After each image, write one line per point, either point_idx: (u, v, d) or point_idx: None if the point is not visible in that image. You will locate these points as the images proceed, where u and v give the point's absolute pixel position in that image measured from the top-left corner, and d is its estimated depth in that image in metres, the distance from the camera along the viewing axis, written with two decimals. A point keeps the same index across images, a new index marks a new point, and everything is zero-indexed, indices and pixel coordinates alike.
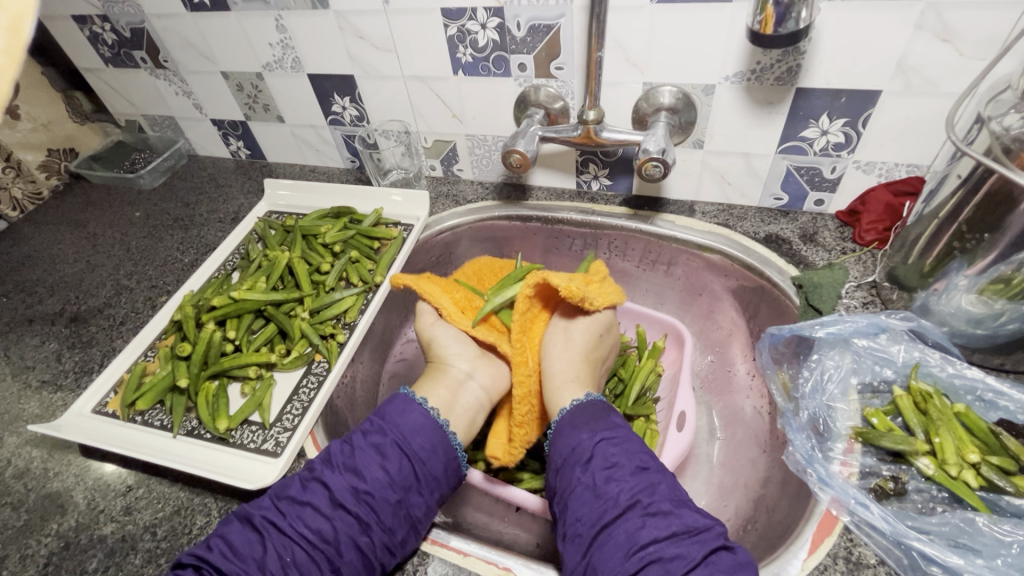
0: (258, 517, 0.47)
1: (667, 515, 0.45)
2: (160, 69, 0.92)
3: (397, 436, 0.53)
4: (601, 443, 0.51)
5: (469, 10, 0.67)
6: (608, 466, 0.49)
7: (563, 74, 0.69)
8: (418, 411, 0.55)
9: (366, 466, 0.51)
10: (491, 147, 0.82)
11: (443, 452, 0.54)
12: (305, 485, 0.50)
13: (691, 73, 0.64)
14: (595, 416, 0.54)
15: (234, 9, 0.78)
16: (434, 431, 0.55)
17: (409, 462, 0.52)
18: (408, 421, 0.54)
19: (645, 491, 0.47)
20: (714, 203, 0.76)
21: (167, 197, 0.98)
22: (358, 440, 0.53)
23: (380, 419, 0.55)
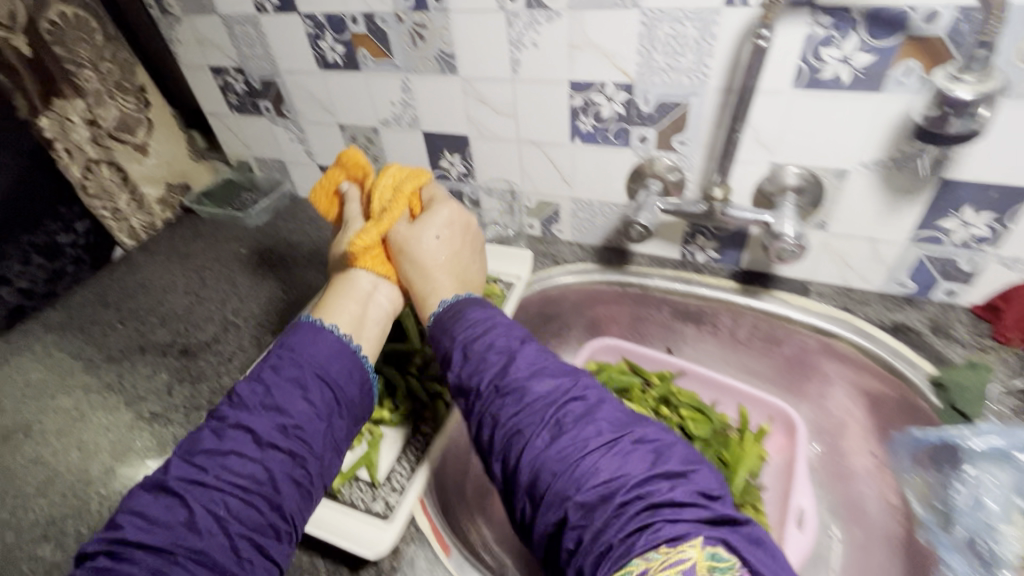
0: (172, 479, 0.44)
1: (641, 487, 0.39)
2: (281, 118, 0.97)
3: (315, 368, 0.51)
4: (536, 377, 0.47)
5: (598, 84, 0.68)
6: (565, 414, 0.44)
7: (685, 148, 0.70)
8: (328, 341, 0.53)
9: (285, 400, 0.48)
10: (596, 211, 0.83)
11: (343, 361, 0.53)
12: (220, 434, 0.47)
13: (825, 156, 0.63)
14: (489, 326, 0.53)
15: (364, 69, 0.82)
16: (324, 337, 0.53)
17: (331, 391, 0.51)
18: (303, 350, 0.52)
19: (607, 460, 0.41)
20: (830, 284, 0.74)
21: (270, 236, 1.02)
22: (268, 377, 0.50)
23: (289, 352, 0.52)
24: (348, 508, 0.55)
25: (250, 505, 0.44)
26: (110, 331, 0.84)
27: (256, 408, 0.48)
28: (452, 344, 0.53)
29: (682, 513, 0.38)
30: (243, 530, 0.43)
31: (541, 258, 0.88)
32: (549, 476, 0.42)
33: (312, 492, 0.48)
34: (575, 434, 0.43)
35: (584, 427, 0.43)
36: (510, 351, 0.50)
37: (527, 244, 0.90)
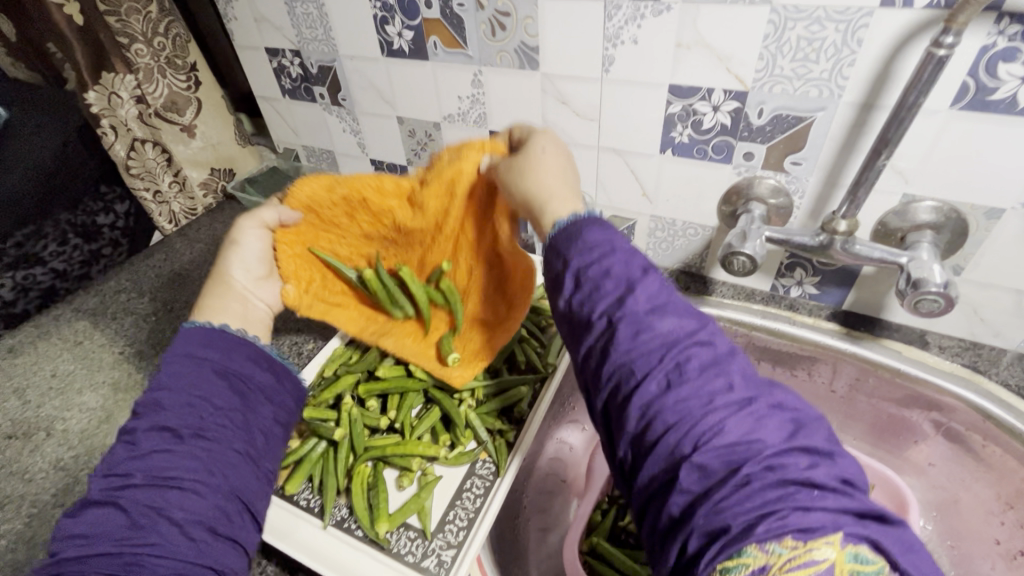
0: (97, 494, 0.39)
1: (778, 459, 0.30)
2: (336, 106, 0.91)
3: (218, 364, 0.46)
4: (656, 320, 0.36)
5: (703, 90, 0.60)
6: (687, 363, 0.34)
7: (798, 170, 0.61)
8: (221, 336, 0.48)
9: (185, 394, 0.43)
10: (677, 232, 0.74)
11: (240, 350, 0.48)
12: (133, 440, 0.41)
13: (976, 191, 0.53)
14: (586, 237, 0.41)
15: (432, 59, 0.75)
16: (212, 334, 0.48)
17: (232, 377, 0.46)
18: (187, 348, 0.46)
19: (736, 419, 0.32)
20: (954, 337, 0.64)
21: None
22: (165, 377, 0.44)
23: (174, 351, 0.46)
24: (396, 562, 0.48)
25: (188, 494, 0.40)
26: (143, 323, 0.79)
27: (165, 407, 0.42)
28: (565, 265, 0.41)
29: (826, 500, 0.29)
30: (193, 518, 0.39)
31: None
32: (661, 428, 0.33)
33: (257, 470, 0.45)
34: (700, 383, 0.34)
35: (713, 376, 0.34)
36: (630, 279, 0.38)
37: None
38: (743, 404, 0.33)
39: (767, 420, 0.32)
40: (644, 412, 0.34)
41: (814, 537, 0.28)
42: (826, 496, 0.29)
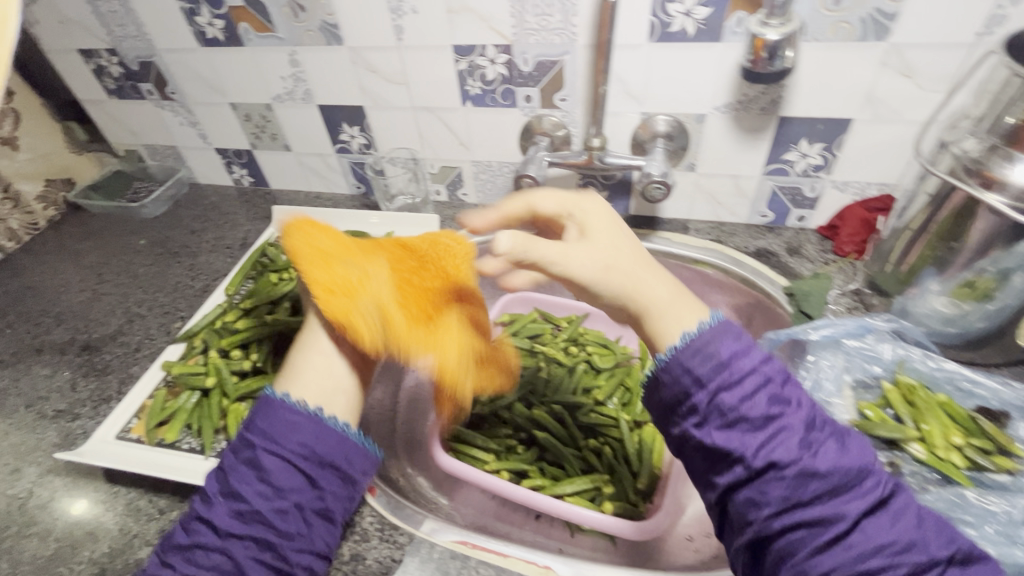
0: (166, 558, 0.44)
1: (813, 477, 0.37)
2: (167, 101, 0.93)
3: (265, 442, 0.46)
4: (724, 393, 0.38)
5: (479, 47, 0.72)
6: (731, 419, 0.38)
7: (566, 105, 0.75)
8: (292, 412, 0.47)
9: (240, 484, 0.45)
10: (496, 172, 0.87)
11: (314, 429, 0.48)
12: (187, 526, 0.45)
13: (685, 103, 0.70)
14: (718, 333, 0.40)
15: (247, 44, 0.81)
16: (281, 410, 0.48)
17: (283, 459, 0.46)
18: (263, 430, 0.47)
19: (779, 443, 0.37)
20: (706, 221, 0.83)
21: (171, 225, 0.98)
22: (230, 463, 0.47)
23: (255, 436, 0.47)
24: None
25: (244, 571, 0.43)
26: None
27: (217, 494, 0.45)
28: (697, 388, 0.39)
29: (849, 501, 0.36)
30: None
31: (449, 222, 0.91)
32: (798, 515, 0.36)
33: (313, 525, 0.46)
34: (792, 460, 0.37)
35: (825, 443, 0.38)
36: (771, 374, 0.39)
37: (436, 211, 0.93)
38: (775, 428, 0.37)
39: (788, 438, 0.37)
40: (787, 524, 0.36)
41: (821, 528, 0.36)
42: (837, 498, 0.36)
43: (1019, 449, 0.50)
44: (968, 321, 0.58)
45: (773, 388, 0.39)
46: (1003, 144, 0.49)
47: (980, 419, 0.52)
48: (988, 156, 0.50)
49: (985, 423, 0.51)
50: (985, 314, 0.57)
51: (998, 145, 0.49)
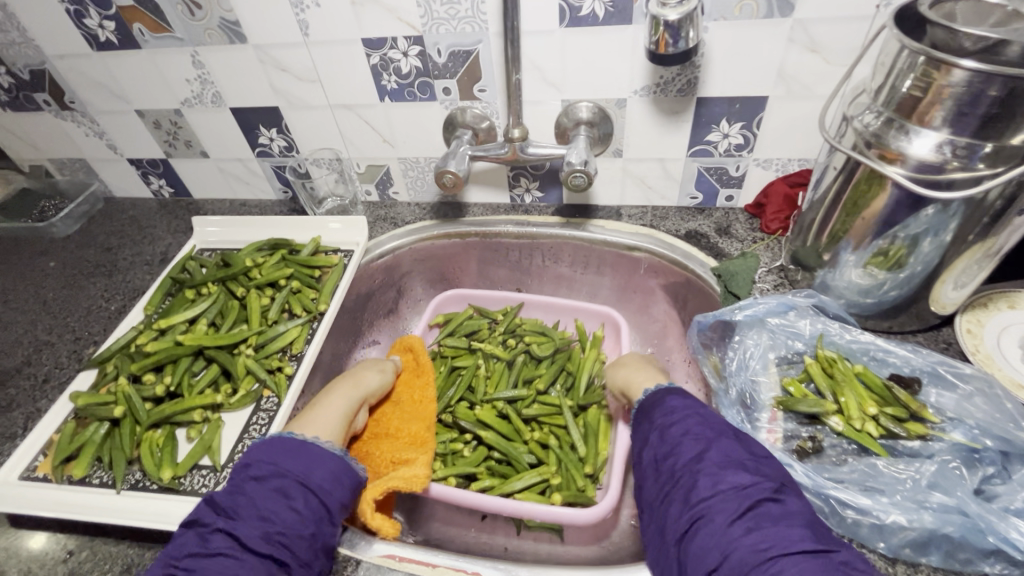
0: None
1: (718, 475, 0.43)
2: (67, 111, 0.87)
3: (298, 474, 0.46)
4: (661, 428, 0.49)
5: (390, 40, 0.69)
6: (664, 447, 0.48)
7: (486, 95, 0.73)
8: (320, 453, 0.48)
9: (268, 508, 0.43)
10: (424, 168, 0.84)
11: (337, 467, 0.48)
12: (204, 537, 0.41)
13: (604, 88, 0.69)
14: (654, 404, 0.53)
15: (145, 47, 0.76)
16: (307, 448, 0.48)
17: (316, 497, 0.45)
18: (292, 463, 0.46)
19: (704, 458, 0.45)
20: (638, 206, 0.82)
21: (85, 244, 0.92)
22: (251, 487, 0.44)
23: (277, 462, 0.46)
24: (190, 496, 0.54)
25: None
26: None
27: (239, 516, 0.42)
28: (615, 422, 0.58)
29: (743, 496, 0.41)
30: None
31: (381, 223, 0.88)
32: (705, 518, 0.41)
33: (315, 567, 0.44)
34: (711, 483, 0.43)
35: (729, 472, 0.43)
36: (678, 390, 0.53)
37: (367, 212, 0.90)
38: (702, 451, 0.45)
39: (716, 450, 0.45)
40: (694, 516, 0.42)
41: (748, 526, 0.40)
42: (756, 514, 0.40)
43: (929, 414, 0.50)
44: (883, 291, 0.59)
45: (702, 427, 0.47)
46: (898, 117, 0.50)
47: (894, 388, 0.53)
48: (885, 129, 0.51)
49: (899, 391, 0.52)
50: (899, 283, 0.58)
51: (893, 118, 0.50)
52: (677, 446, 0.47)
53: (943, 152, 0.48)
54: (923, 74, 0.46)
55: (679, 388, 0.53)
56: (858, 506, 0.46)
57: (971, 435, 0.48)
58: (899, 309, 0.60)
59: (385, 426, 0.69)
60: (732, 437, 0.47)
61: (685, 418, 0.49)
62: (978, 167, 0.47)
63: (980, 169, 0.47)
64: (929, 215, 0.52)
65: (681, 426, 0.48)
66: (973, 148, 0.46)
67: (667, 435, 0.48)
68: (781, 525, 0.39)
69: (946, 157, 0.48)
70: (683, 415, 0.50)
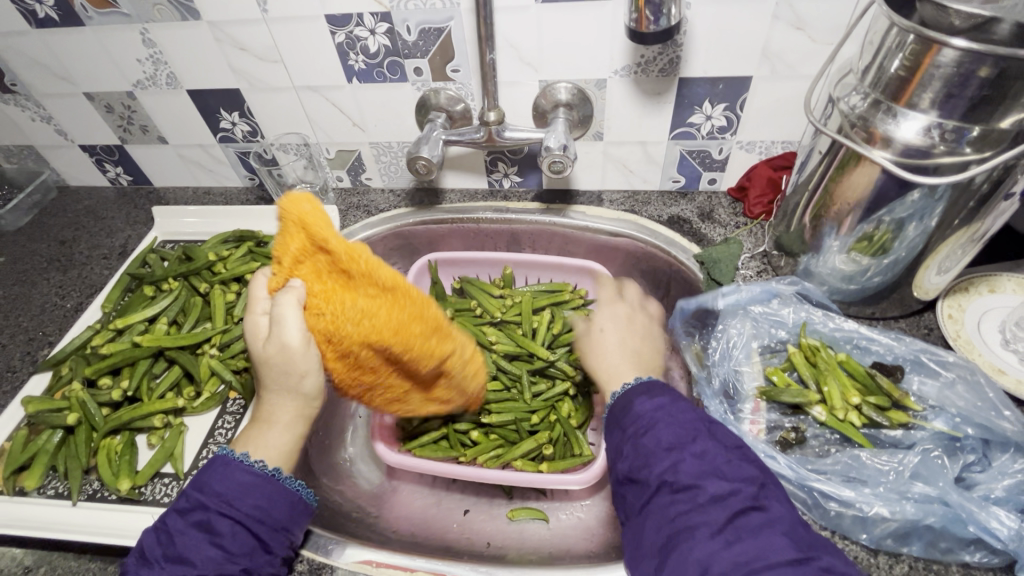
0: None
1: (695, 488, 0.42)
2: (8, 94, 0.81)
3: (220, 506, 0.44)
4: (636, 436, 0.46)
5: (355, 16, 0.65)
6: (640, 458, 0.45)
7: (460, 76, 0.69)
8: (248, 476, 0.45)
9: (185, 545, 0.42)
10: (397, 153, 0.80)
11: (262, 488, 0.45)
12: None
13: (583, 68, 0.65)
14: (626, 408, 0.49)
15: (89, 23, 0.70)
16: (235, 470, 0.45)
17: (242, 528, 0.44)
18: (217, 491, 0.44)
19: (673, 469, 0.43)
20: (620, 190, 0.80)
21: (36, 237, 0.87)
22: (174, 523, 0.43)
23: (197, 491, 0.44)
24: (152, 506, 0.53)
25: None
26: None
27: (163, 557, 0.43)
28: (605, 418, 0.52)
29: (720, 507, 0.40)
30: None
31: (353, 210, 0.84)
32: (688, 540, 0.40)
33: None
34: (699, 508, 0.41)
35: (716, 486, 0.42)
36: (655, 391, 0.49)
37: (339, 199, 0.86)
38: (675, 458, 0.44)
39: (682, 462, 0.43)
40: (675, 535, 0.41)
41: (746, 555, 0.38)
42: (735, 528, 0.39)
43: (912, 402, 0.50)
44: (867, 277, 0.58)
45: (677, 429, 0.45)
46: (885, 99, 0.48)
47: (877, 376, 0.52)
48: (873, 112, 0.49)
49: (881, 379, 0.52)
50: (883, 269, 0.57)
51: (881, 100, 0.48)
52: (648, 455, 0.45)
53: (931, 135, 0.46)
54: (912, 54, 0.44)
55: (652, 385, 0.50)
56: (841, 498, 0.45)
57: (953, 423, 0.48)
58: (881, 296, 0.59)
59: (357, 325, 0.46)
60: (707, 435, 0.45)
61: (659, 424, 0.46)
62: (965, 151, 0.46)
63: (967, 153, 0.46)
64: (914, 200, 0.50)
65: (655, 430, 0.46)
66: (961, 131, 0.45)
67: (640, 443, 0.46)
68: (763, 536, 0.38)
69: (934, 141, 0.46)
70: (656, 416, 0.47)
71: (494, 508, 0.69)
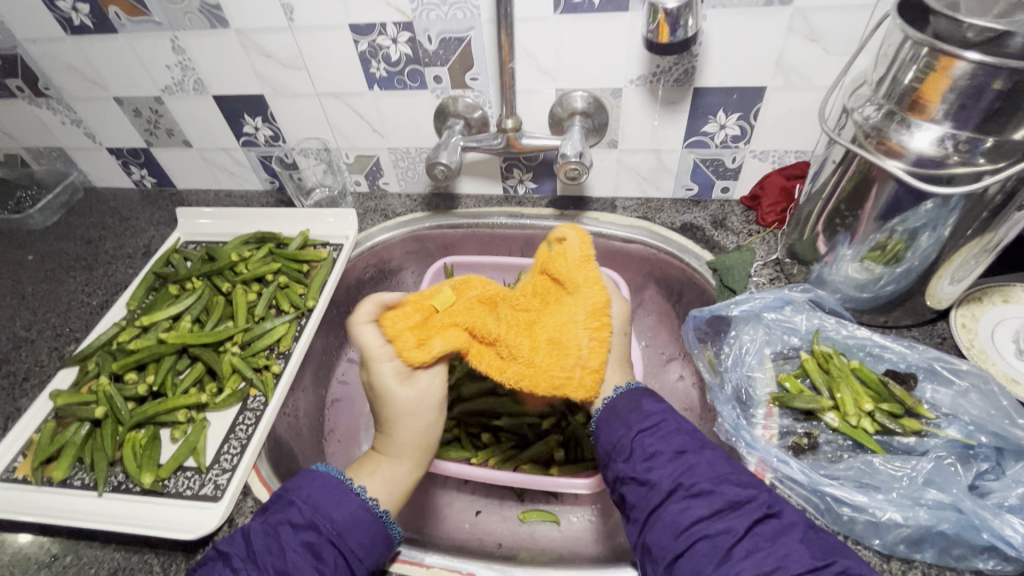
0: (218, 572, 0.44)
1: (711, 495, 0.43)
2: (41, 98, 0.83)
3: (333, 533, 0.46)
4: (640, 434, 0.49)
5: (378, 26, 0.67)
6: (648, 454, 0.47)
7: (478, 84, 0.71)
8: (382, 535, 0.49)
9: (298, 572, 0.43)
10: (415, 159, 0.82)
11: (386, 546, 0.49)
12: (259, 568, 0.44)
13: (600, 77, 0.67)
14: (630, 405, 0.52)
15: (122, 30, 0.72)
16: (373, 523, 0.48)
17: (346, 563, 0.45)
18: (351, 542, 0.47)
19: (686, 472, 0.45)
20: (633, 197, 0.81)
21: (63, 236, 0.90)
22: (287, 536, 0.45)
23: (312, 509, 0.47)
24: (176, 499, 0.54)
25: None
26: None
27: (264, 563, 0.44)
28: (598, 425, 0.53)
29: (738, 515, 0.42)
30: None
31: (371, 214, 0.86)
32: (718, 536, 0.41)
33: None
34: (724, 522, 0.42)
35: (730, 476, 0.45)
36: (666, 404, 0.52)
37: (356, 203, 0.88)
38: (683, 461, 0.46)
39: (695, 468, 0.45)
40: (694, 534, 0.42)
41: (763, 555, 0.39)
42: (731, 514, 0.42)
43: (925, 410, 0.51)
44: (880, 285, 0.59)
45: (685, 435, 0.48)
46: (899, 110, 0.49)
47: (889, 383, 0.53)
48: (887, 122, 0.50)
49: (894, 387, 0.52)
50: (896, 277, 0.57)
51: (895, 111, 0.49)
52: (655, 458, 0.47)
53: (945, 146, 0.47)
54: (926, 66, 0.45)
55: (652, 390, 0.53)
56: (854, 503, 0.46)
57: (966, 431, 0.49)
58: (894, 304, 0.60)
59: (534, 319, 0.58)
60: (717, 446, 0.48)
61: (664, 420, 0.50)
62: (979, 161, 0.46)
63: (980, 164, 0.46)
64: (927, 210, 0.51)
65: (664, 426, 0.49)
66: (974, 142, 0.46)
67: (645, 445, 0.48)
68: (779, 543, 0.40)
69: (948, 151, 0.47)
70: (662, 421, 0.50)
71: (505, 509, 0.70)
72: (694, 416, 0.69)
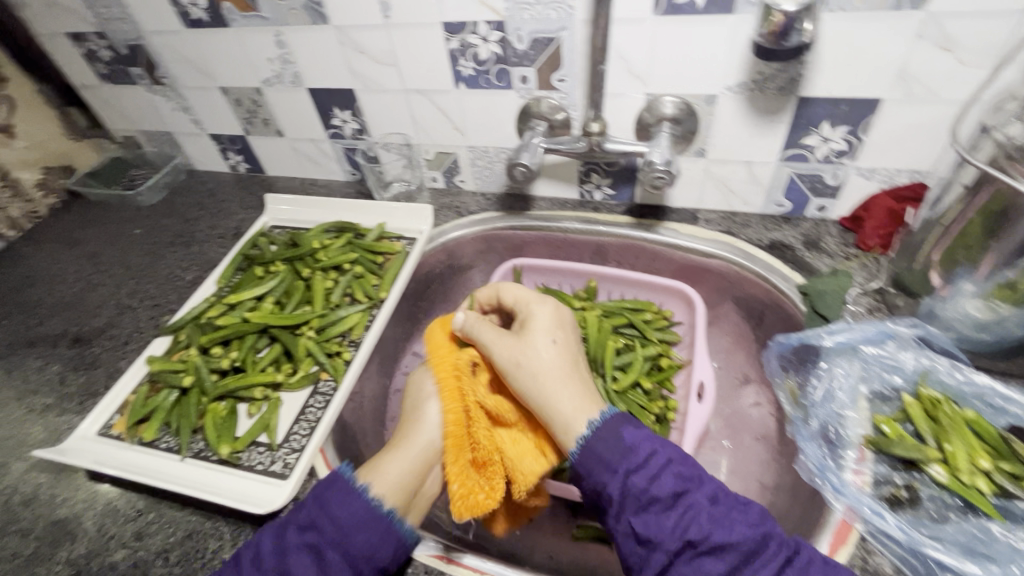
0: None
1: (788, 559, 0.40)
2: (158, 86, 0.91)
3: (335, 533, 0.47)
4: (630, 479, 0.45)
5: (470, 24, 0.67)
6: (643, 503, 0.44)
7: (565, 85, 0.69)
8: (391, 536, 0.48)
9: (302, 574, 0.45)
10: (493, 158, 0.82)
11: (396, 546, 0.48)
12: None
13: (694, 82, 0.64)
14: (615, 443, 0.47)
15: (232, 24, 0.77)
16: (380, 525, 0.48)
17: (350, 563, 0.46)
18: (356, 541, 0.47)
19: (691, 521, 0.43)
20: (717, 210, 0.77)
21: (166, 214, 0.97)
22: (291, 537, 0.47)
23: (317, 509, 0.48)
24: (248, 472, 0.57)
25: None
26: None
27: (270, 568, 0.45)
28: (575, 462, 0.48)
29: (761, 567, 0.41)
30: None
31: (445, 211, 0.87)
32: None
33: None
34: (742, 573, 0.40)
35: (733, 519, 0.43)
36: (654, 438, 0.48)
37: (432, 198, 0.89)
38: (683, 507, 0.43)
39: (699, 513, 0.43)
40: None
41: None
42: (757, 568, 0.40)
43: None
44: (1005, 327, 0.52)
45: (678, 468, 0.46)
46: None
47: (1012, 441, 0.47)
48: None
49: (1018, 445, 0.47)
50: None
51: None
52: (651, 507, 0.44)
53: None
54: None
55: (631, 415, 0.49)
56: (962, 572, 0.42)
57: None
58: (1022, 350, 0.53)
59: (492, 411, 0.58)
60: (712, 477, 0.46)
61: (656, 455, 0.46)
62: None
63: None
64: None
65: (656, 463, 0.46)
66: None
67: (639, 489, 0.45)
68: None
69: None
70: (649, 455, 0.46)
71: (557, 521, 0.68)
72: (769, 448, 0.65)
